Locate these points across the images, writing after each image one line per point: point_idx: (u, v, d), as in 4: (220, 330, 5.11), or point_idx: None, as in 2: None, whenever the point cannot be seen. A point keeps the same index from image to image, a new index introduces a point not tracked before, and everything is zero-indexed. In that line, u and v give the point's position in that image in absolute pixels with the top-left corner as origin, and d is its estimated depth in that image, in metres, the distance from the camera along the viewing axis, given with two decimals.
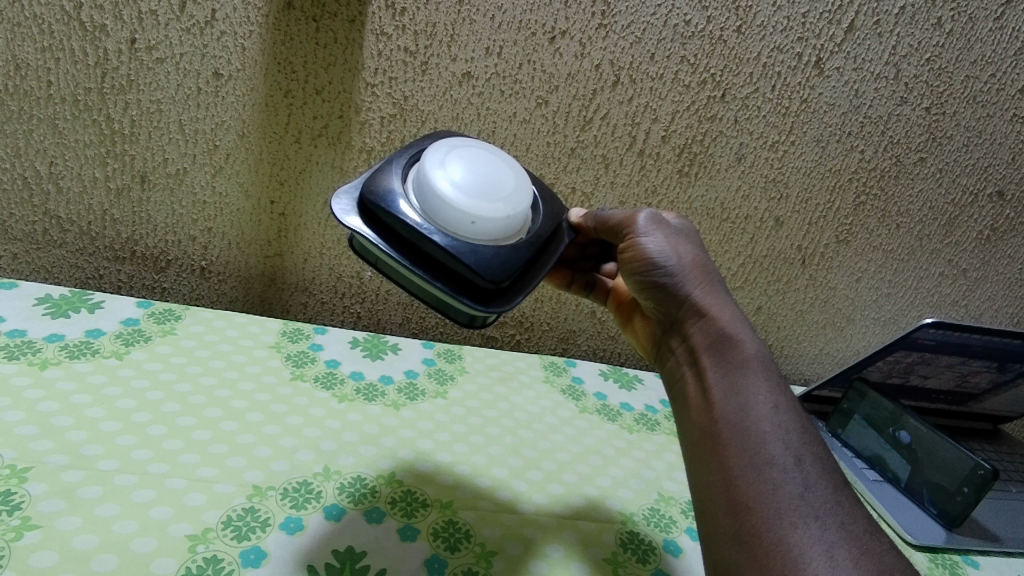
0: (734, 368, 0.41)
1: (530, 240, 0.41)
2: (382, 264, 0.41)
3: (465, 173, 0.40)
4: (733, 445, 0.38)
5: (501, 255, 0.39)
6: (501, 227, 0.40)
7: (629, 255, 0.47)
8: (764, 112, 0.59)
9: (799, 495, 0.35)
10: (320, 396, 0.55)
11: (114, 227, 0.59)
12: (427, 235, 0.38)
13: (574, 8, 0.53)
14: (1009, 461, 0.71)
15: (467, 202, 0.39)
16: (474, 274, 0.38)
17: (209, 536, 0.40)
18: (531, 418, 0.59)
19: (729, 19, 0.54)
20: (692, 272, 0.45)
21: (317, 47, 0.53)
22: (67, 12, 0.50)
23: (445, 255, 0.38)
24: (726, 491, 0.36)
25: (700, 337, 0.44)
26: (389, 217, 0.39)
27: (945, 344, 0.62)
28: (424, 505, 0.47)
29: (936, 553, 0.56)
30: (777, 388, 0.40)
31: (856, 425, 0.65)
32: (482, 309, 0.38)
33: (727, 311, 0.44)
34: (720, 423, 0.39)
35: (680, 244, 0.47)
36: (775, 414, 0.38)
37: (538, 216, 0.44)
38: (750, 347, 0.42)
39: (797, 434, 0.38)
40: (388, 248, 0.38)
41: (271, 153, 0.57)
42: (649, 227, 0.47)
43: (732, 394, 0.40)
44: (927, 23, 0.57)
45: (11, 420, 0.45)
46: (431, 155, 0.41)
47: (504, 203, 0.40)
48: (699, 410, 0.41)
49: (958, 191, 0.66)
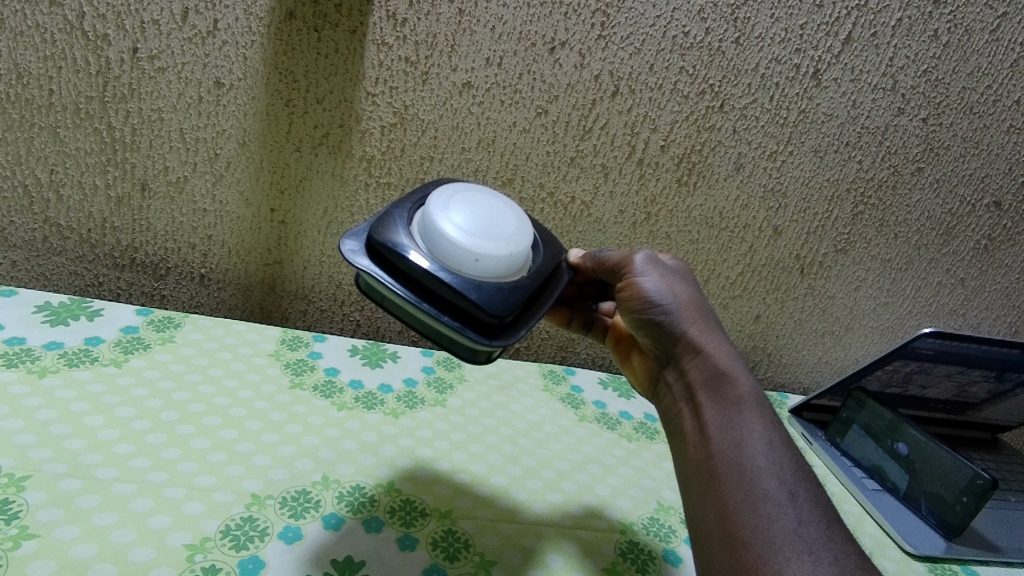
0: (729, 405, 0.41)
1: (532, 277, 0.42)
2: (388, 302, 0.41)
3: (469, 215, 0.41)
4: (730, 479, 0.38)
5: (504, 290, 0.39)
6: (503, 264, 0.40)
7: (626, 293, 0.47)
8: (763, 121, 0.59)
9: (794, 531, 0.34)
10: (319, 404, 0.55)
11: (114, 235, 0.60)
12: (434, 272, 0.38)
13: (574, 19, 0.53)
14: (1008, 470, 0.71)
15: (471, 241, 0.39)
16: (479, 309, 0.38)
17: (207, 545, 0.40)
18: (531, 427, 0.59)
19: (728, 30, 0.55)
20: (687, 311, 0.46)
21: (318, 57, 0.53)
22: (70, 22, 0.50)
23: (450, 292, 0.38)
24: (722, 524, 0.36)
25: (697, 374, 0.44)
26: (397, 257, 0.39)
27: (944, 353, 0.63)
28: (423, 514, 0.47)
29: (936, 563, 0.56)
30: (771, 424, 0.40)
31: (855, 434, 0.66)
32: (487, 343, 0.38)
33: (722, 348, 0.44)
34: (717, 457, 0.39)
35: (676, 283, 0.47)
36: (770, 450, 0.38)
37: (538, 254, 0.44)
38: (745, 384, 0.42)
39: (790, 470, 0.38)
40: (398, 284, 0.39)
41: (272, 161, 0.57)
42: (646, 267, 0.47)
43: (728, 429, 0.40)
44: (925, 36, 0.57)
45: (9, 428, 0.44)
46: (436, 198, 0.41)
47: (507, 241, 0.41)
48: (696, 445, 0.41)
49: (955, 201, 0.66)
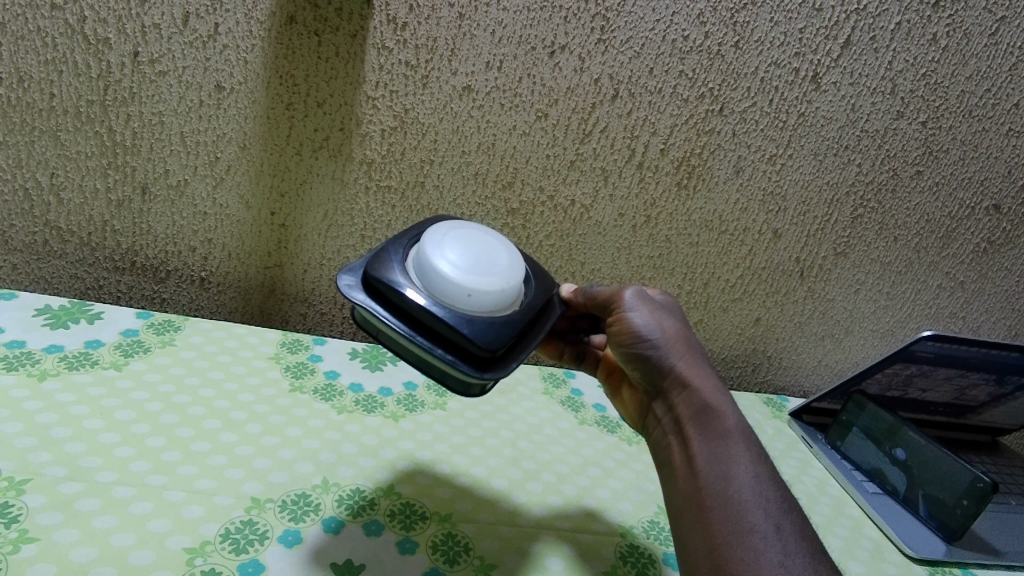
0: (717, 439, 0.41)
1: (525, 312, 0.42)
2: (383, 335, 0.41)
3: (462, 251, 0.41)
4: (717, 511, 0.38)
5: (496, 324, 0.39)
6: (496, 299, 0.40)
7: (616, 327, 0.47)
8: (762, 125, 0.59)
9: (780, 563, 0.34)
10: (319, 408, 0.55)
11: (115, 238, 0.60)
12: (428, 307, 0.38)
13: (574, 23, 0.53)
14: (1007, 473, 0.71)
15: (464, 277, 0.40)
16: (471, 343, 0.38)
17: (207, 549, 0.40)
18: (530, 430, 0.59)
19: (727, 34, 0.55)
20: (676, 345, 0.45)
21: (319, 61, 0.53)
22: (71, 26, 0.50)
23: (443, 326, 0.38)
24: (710, 559, 0.36)
25: (685, 408, 0.44)
26: (392, 291, 0.39)
27: (943, 356, 0.62)
28: (423, 517, 0.47)
29: (936, 566, 0.56)
30: (758, 458, 0.40)
31: (855, 437, 0.66)
32: (478, 376, 0.38)
33: (710, 383, 0.44)
34: (705, 490, 0.39)
35: (664, 317, 0.47)
36: (757, 483, 0.39)
37: (530, 288, 0.45)
38: (732, 417, 0.42)
39: (777, 502, 0.38)
40: (393, 318, 0.39)
41: (272, 164, 0.58)
42: (636, 302, 0.47)
43: (716, 462, 0.40)
44: (924, 39, 0.57)
45: (10, 432, 0.44)
46: (431, 235, 0.42)
47: (500, 277, 0.41)
48: (685, 478, 0.41)
49: (955, 204, 0.66)
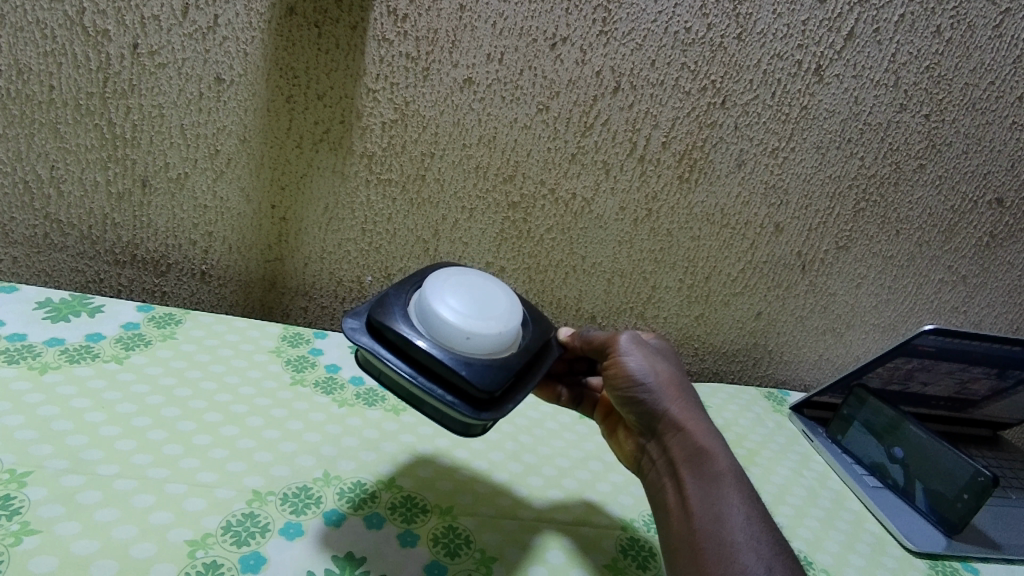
0: (709, 480, 0.41)
1: (522, 354, 0.42)
2: (386, 376, 0.41)
3: (462, 297, 0.41)
4: (710, 553, 0.37)
5: (493, 367, 0.39)
6: (494, 342, 0.40)
7: (611, 371, 0.47)
8: (764, 118, 0.59)
9: None
10: (320, 401, 0.55)
11: (115, 231, 0.60)
12: (428, 350, 0.39)
13: (576, 15, 0.53)
14: (1008, 468, 0.71)
15: (463, 320, 0.40)
16: (469, 384, 0.38)
17: (208, 541, 0.40)
18: (532, 424, 0.59)
19: (730, 26, 0.55)
20: (669, 389, 0.46)
21: (319, 53, 0.53)
22: (70, 17, 0.50)
23: (442, 367, 0.38)
24: None
25: (678, 450, 0.44)
26: (396, 335, 0.39)
27: (945, 350, 0.62)
28: (424, 510, 0.47)
29: (936, 559, 0.56)
30: (749, 500, 0.40)
31: (856, 432, 0.66)
32: (475, 416, 0.38)
33: (702, 426, 0.44)
34: (699, 532, 0.39)
35: (658, 362, 0.47)
36: (748, 525, 0.38)
37: (527, 330, 0.45)
38: (724, 459, 0.42)
39: (767, 543, 0.37)
40: (396, 360, 0.39)
41: (273, 157, 0.57)
42: (632, 347, 0.47)
43: (709, 503, 0.40)
44: (927, 31, 0.57)
45: (11, 424, 0.44)
46: (431, 282, 0.42)
47: (498, 320, 0.41)
48: (679, 519, 0.41)
49: (957, 197, 0.66)
